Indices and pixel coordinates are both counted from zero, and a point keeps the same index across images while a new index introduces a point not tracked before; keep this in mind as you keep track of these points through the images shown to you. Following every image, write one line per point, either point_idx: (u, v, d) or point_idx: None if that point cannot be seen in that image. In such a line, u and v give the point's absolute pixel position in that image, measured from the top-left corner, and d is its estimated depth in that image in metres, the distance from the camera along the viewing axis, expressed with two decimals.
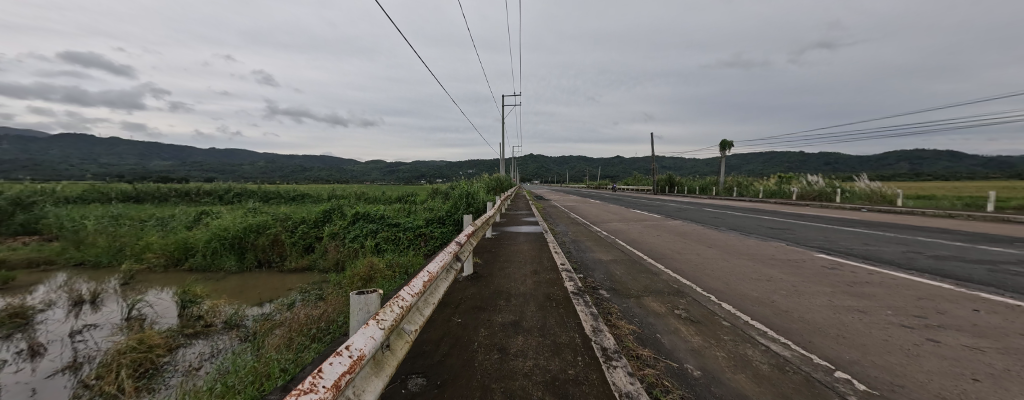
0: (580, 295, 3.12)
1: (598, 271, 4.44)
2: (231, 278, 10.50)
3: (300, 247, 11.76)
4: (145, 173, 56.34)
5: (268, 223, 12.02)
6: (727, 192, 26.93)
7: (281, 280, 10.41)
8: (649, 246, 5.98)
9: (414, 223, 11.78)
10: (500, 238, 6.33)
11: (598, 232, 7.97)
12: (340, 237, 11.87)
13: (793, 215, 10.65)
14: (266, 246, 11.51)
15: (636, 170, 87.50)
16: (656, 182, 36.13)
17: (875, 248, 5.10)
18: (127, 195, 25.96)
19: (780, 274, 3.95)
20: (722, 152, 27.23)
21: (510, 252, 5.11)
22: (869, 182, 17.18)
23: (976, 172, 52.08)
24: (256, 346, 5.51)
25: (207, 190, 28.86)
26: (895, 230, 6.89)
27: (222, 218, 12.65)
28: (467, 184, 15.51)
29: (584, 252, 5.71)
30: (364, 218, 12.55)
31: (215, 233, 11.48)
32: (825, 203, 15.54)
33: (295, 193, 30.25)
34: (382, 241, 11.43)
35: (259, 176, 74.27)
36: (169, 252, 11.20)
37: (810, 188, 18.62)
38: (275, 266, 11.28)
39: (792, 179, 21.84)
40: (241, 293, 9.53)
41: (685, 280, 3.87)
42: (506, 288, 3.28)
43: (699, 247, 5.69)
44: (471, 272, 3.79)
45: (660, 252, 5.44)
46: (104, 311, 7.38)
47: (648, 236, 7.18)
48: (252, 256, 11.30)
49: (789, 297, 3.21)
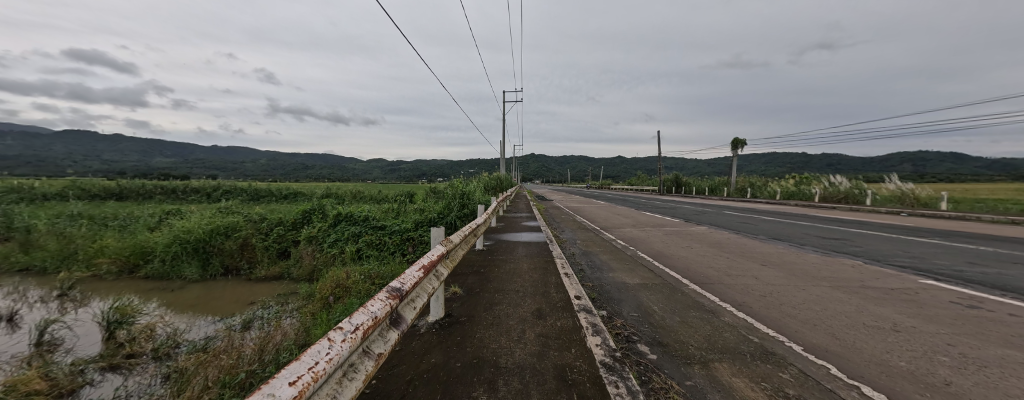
0: (616, 372, 1.80)
1: (626, 306, 3.11)
2: (191, 289, 9.19)
3: (273, 252, 10.48)
4: (143, 170, 55.25)
5: (237, 223, 10.74)
6: (739, 193, 25.65)
7: (247, 291, 9.11)
8: (683, 264, 4.68)
9: (401, 227, 10.57)
10: (494, 251, 5.04)
11: (612, 240, 6.69)
12: (319, 241, 10.63)
13: (832, 220, 9.32)
14: (235, 250, 10.21)
15: (639, 170, 86.10)
16: (663, 182, 34.89)
17: (996, 272, 3.80)
18: (110, 191, 24.75)
19: (905, 318, 2.64)
20: (734, 150, 25.86)
21: (505, 272, 3.84)
22: (899, 182, 15.91)
23: (990, 172, 50.75)
24: (170, 389, 4.14)
25: (196, 189, 27.66)
26: (984, 242, 5.55)
27: (188, 219, 11.32)
28: (463, 182, 14.26)
29: (600, 272, 4.40)
30: (347, 220, 11.32)
31: (175, 236, 10.14)
32: (855, 206, 14.24)
33: (286, 191, 29.03)
34: (364, 246, 10.21)
35: (257, 175, 72.97)
36: (123, 258, 9.86)
37: (834, 189, 17.30)
38: (244, 274, 9.97)
39: (812, 180, 20.48)
40: (200, 306, 8.24)
41: (766, 328, 2.55)
42: (490, 356, 1.97)
43: (749, 265, 4.40)
44: (442, 315, 2.50)
45: (703, 274, 4.14)
46: (15, 335, 6.06)
47: (676, 247, 5.88)
48: (219, 262, 10.00)
49: (972, 375, 1.88)
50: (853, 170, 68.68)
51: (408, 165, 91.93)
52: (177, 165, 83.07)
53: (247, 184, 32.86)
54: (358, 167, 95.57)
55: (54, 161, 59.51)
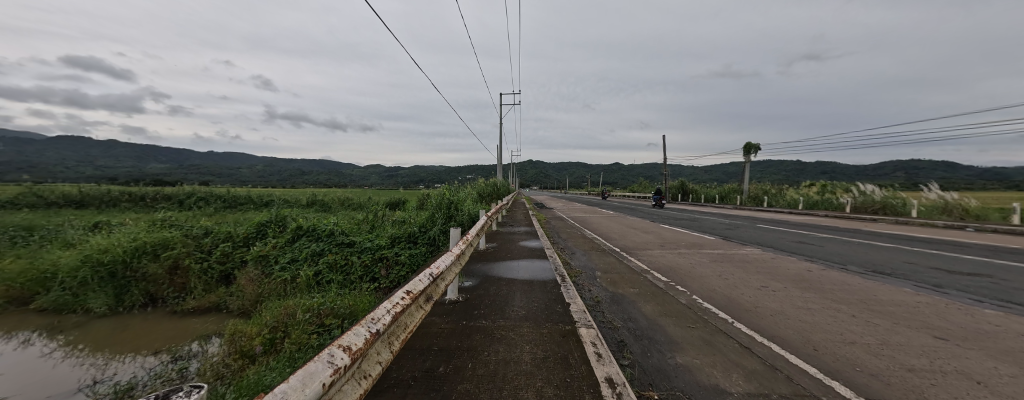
0: None
1: None
2: (94, 327, 7.09)
3: (212, 276, 8.48)
4: (130, 176, 53.51)
5: (171, 239, 8.80)
6: (753, 202, 23.96)
7: (165, 330, 7.03)
8: (794, 332, 2.73)
9: (373, 244, 8.67)
10: (474, 305, 3.05)
11: (645, 274, 4.78)
12: (271, 262, 8.70)
13: (906, 240, 7.50)
14: (161, 274, 8.18)
15: (638, 176, 84.51)
16: (666, 189, 33.35)
17: None
18: (69, 198, 22.41)
19: None
20: (747, 157, 24.17)
21: (483, 378, 1.88)
22: (941, 191, 14.27)
23: (995, 177, 50.18)
24: None
25: (167, 196, 25.63)
26: None
27: (113, 233, 9.27)
28: (452, 188, 12.37)
29: (658, 352, 2.47)
30: (309, 236, 9.40)
31: (87, 257, 8.10)
32: (902, 219, 12.49)
33: (266, 198, 26.97)
34: (325, 268, 8.26)
35: (246, 180, 70.59)
36: (16, 285, 7.74)
37: (866, 199, 15.62)
38: (170, 305, 7.94)
39: (836, 188, 18.82)
40: (96, 350, 6.21)
41: None
42: None
43: (920, 342, 2.49)
44: None
45: (859, 365, 2.21)
46: None
47: (750, 287, 3.95)
48: (139, 289, 7.97)
49: None
50: (856, 175, 67.47)
51: (406, 171, 89.82)
52: (169, 170, 81.07)
53: (228, 190, 30.68)
54: (354, 173, 93.80)
55: (39, 165, 57.28)
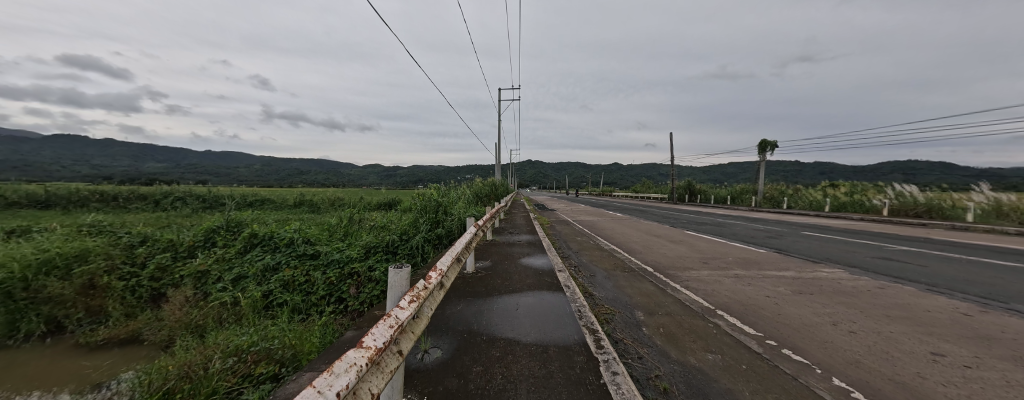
0: None
1: None
2: None
3: (140, 297, 6.87)
4: (121, 175, 51.80)
5: (92, 248, 6.94)
6: (769, 203, 22.44)
7: (45, 372, 5.02)
8: None
9: (341, 256, 6.91)
10: None
11: (714, 320, 3.12)
12: (212, 281, 7.03)
13: (1014, 255, 5.89)
14: (67, 295, 6.21)
15: (639, 177, 83.05)
16: (673, 189, 31.86)
17: None
18: (32, 199, 20.55)
19: None
20: (763, 155, 22.61)
21: None
22: (993, 192, 12.76)
23: (1003, 176, 49.18)
24: None
25: (143, 196, 23.98)
26: None
27: (24, 242, 7.55)
28: (442, 188, 10.68)
29: None
30: (264, 245, 7.66)
31: None
32: (958, 224, 10.94)
33: (249, 197, 25.25)
34: (277, 288, 6.59)
35: (237, 179, 68.86)
36: None
37: (905, 200, 14.08)
38: (78, 336, 6.03)
39: (865, 189, 17.27)
40: None
41: None
42: None
43: None
44: None
45: None
46: None
47: (920, 359, 2.29)
48: (40, 314, 6.00)
49: None
50: (861, 177, 66.22)
51: (402, 171, 88.19)
52: (163, 169, 79.27)
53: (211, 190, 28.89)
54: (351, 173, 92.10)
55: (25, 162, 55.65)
